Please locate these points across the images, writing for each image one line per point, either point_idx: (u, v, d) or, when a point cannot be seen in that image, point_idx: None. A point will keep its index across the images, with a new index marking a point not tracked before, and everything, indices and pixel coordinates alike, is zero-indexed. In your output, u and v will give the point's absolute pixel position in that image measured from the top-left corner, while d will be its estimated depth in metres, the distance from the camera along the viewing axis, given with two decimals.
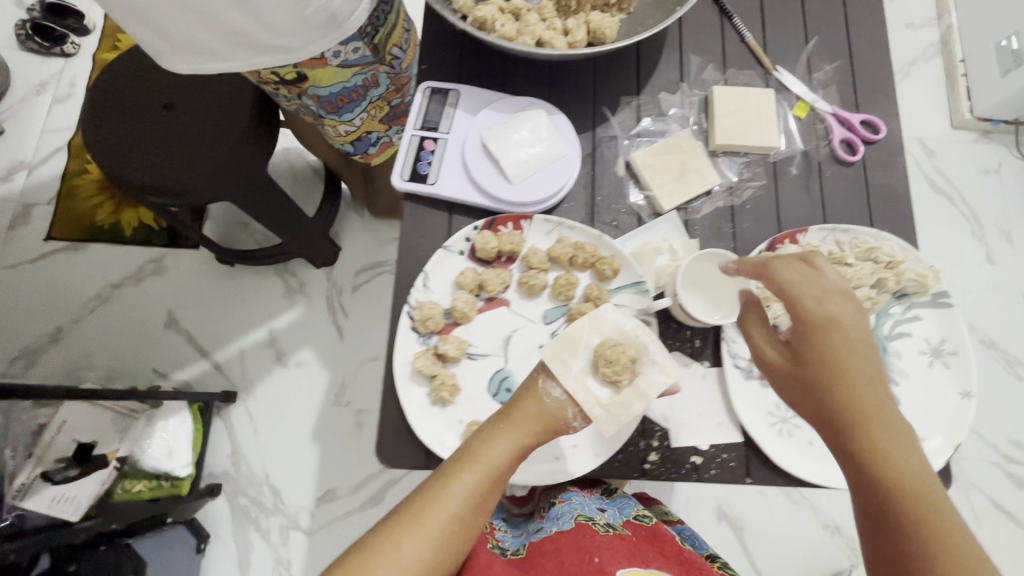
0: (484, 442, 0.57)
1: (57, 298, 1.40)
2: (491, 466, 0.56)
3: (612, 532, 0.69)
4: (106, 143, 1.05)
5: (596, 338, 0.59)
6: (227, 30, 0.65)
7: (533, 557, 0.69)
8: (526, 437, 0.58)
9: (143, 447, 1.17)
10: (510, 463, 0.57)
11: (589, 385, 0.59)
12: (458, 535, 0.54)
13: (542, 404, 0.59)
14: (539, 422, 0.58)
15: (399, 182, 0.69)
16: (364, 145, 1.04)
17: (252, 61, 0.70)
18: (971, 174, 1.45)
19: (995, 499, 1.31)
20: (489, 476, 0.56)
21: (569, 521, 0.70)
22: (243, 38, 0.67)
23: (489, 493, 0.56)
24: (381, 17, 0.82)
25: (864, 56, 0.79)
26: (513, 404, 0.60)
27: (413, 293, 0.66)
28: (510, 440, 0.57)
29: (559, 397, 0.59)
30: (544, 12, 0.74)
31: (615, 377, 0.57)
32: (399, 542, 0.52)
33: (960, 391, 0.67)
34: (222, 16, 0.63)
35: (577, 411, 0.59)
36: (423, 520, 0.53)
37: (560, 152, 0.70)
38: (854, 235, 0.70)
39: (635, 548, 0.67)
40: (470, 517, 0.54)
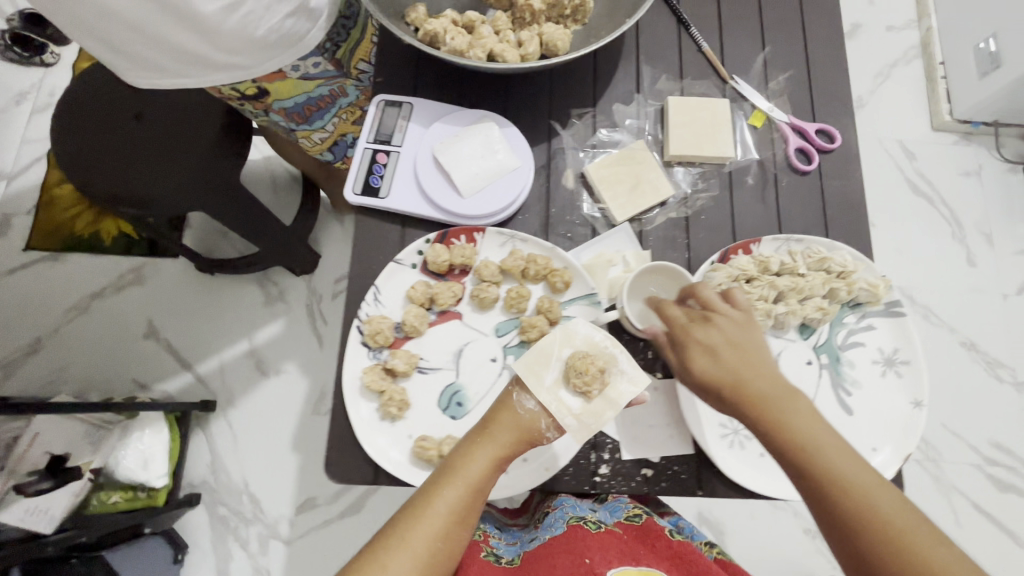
0: (462, 456, 0.56)
1: (37, 308, 1.39)
2: (470, 479, 0.55)
3: (602, 530, 0.69)
4: (75, 154, 1.02)
5: (568, 350, 0.58)
6: (179, 51, 0.64)
7: (527, 563, 0.70)
8: (505, 449, 0.57)
9: (118, 457, 1.15)
10: (491, 474, 0.56)
11: (563, 398, 0.56)
12: (444, 553, 0.52)
13: (517, 415, 0.57)
14: (514, 433, 0.56)
15: (352, 196, 0.69)
16: (342, 149, 1.03)
17: (208, 78, 0.69)
18: (951, 177, 1.42)
19: (980, 505, 1.25)
20: (471, 490, 0.54)
21: (562, 524, 0.70)
22: (197, 58, 0.66)
23: (472, 506, 0.55)
24: (341, 31, 0.80)
25: (821, 65, 0.79)
26: (489, 417, 0.58)
27: (363, 308, 0.66)
28: (488, 452, 0.56)
29: (532, 408, 0.57)
30: (498, 23, 0.74)
31: (585, 388, 0.55)
32: (385, 564, 0.50)
33: (912, 400, 0.67)
34: (174, 37, 0.63)
35: (550, 422, 0.57)
36: (408, 539, 0.51)
37: (512, 165, 0.70)
38: (807, 245, 0.70)
39: (626, 547, 0.68)
40: (454, 531, 0.53)
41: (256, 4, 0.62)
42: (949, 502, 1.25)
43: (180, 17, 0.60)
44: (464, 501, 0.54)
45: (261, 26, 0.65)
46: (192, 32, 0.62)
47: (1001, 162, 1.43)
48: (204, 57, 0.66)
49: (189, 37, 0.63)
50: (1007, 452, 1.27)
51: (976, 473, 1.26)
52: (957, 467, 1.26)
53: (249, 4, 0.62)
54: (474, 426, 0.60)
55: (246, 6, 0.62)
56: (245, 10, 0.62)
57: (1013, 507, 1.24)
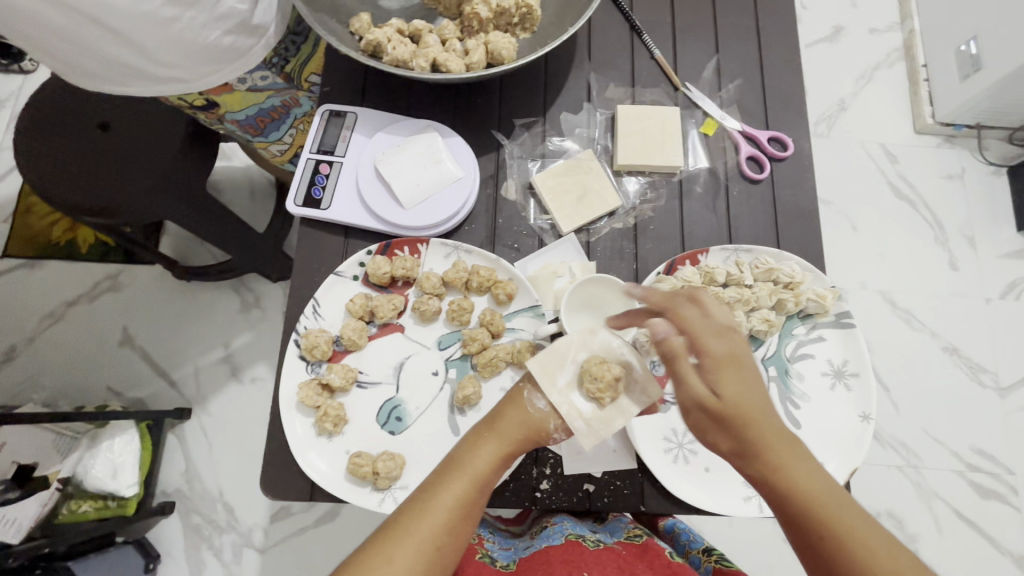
0: (468, 450, 0.54)
1: (12, 315, 1.38)
2: (476, 473, 0.52)
3: (601, 547, 0.68)
4: (35, 163, 0.98)
5: (584, 353, 0.54)
6: (115, 62, 0.62)
7: (525, 567, 0.67)
8: (512, 446, 0.54)
9: (87, 467, 1.11)
10: (497, 470, 0.54)
11: (577, 402, 0.53)
12: (449, 546, 0.50)
13: (527, 414, 0.54)
14: (525, 431, 0.54)
15: (293, 208, 0.69)
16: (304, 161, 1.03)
17: (151, 89, 0.67)
18: (934, 179, 1.40)
19: (961, 511, 1.23)
20: (476, 486, 0.52)
21: (560, 537, 0.70)
22: (133, 70, 0.63)
23: (477, 502, 0.52)
24: (291, 47, 0.77)
25: (777, 73, 0.78)
26: (498, 412, 0.55)
27: (302, 321, 0.65)
28: (493, 446, 0.54)
29: (542, 408, 0.54)
30: (444, 32, 0.73)
31: (599, 394, 0.52)
32: (390, 557, 0.48)
33: (860, 413, 0.66)
34: (106, 50, 0.60)
35: (559, 424, 0.54)
36: (415, 530, 0.49)
37: (454, 175, 0.69)
38: (755, 256, 0.69)
39: (625, 564, 0.66)
40: (460, 526, 0.51)
41: (192, 20, 0.61)
42: (930, 508, 1.23)
43: (112, 31, 0.58)
44: (471, 496, 0.52)
45: (201, 40, 0.63)
46: (126, 45, 0.60)
47: (983, 165, 1.41)
48: (144, 70, 0.64)
49: (121, 48, 0.60)
50: (988, 458, 1.25)
51: (958, 479, 1.24)
52: (938, 473, 1.25)
53: (185, 19, 0.60)
54: (483, 419, 0.57)
55: (182, 21, 0.60)
56: (179, 26, 0.60)
57: (993, 513, 1.23)
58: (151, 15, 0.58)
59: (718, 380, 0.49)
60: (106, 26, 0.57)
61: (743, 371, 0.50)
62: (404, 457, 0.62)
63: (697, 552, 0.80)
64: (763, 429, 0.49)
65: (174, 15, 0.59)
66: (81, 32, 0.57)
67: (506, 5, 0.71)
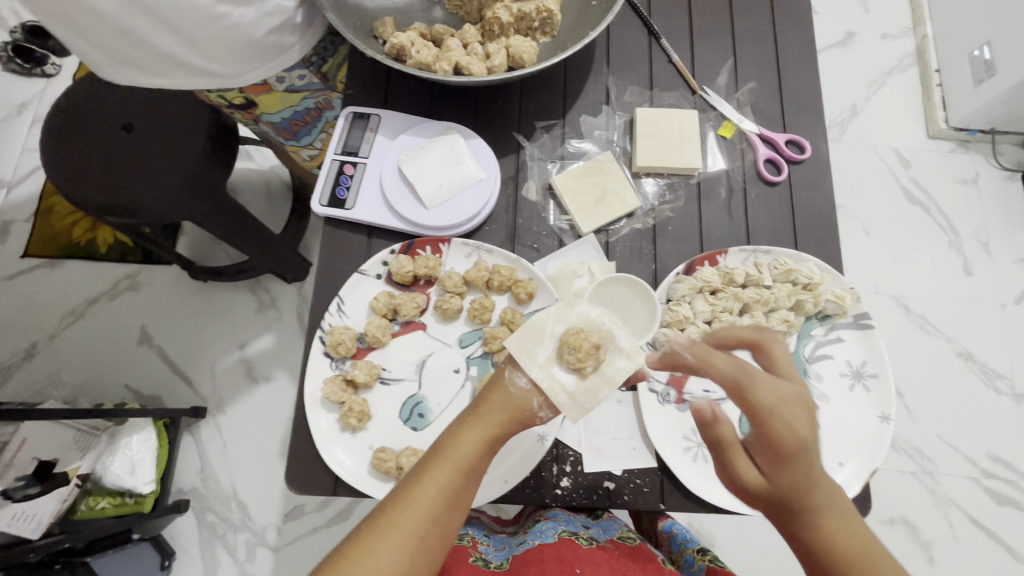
0: (452, 437, 0.51)
1: (33, 314, 1.40)
2: (460, 462, 0.50)
3: (594, 545, 0.69)
4: (65, 162, 1.00)
5: (562, 326, 0.53)
6: (160, 53, 0.63)
7: (518, 565, 0.67)
8: (496, 429, 0.52)
9: (106, 463, 1.13)
10: (483, 456, 0.51)
11: (558, 376, 0.51)
12: (434, 538, 0.49)
13: (508, 395, 0.52)
14: (510, 415, 0.52)
15: (318, 208, 0.70)
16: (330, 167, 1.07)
17: (189, 82, 0.68)
18: (947, 184, 1.40)
19: (975, 517, 1.22)
20: (462, 475, 0.50)
21: (553, 535, 0.70)
22: (175, 60, 0.64)
23: (463, 490, 0.51)
24: (329, 47, 0.78)
25: (794, 78, 0.79)
26: (481, 396, 0.53)
27: (327, 319, 0.67)
28: (478, 432, 0.51)
29: (524, 387, 0.52)
30: (466, 36, 0.74)
31: (580, 364, 0.50)
32: (374, 549, 0.47)
33: (879, 413, 0.66)
34: (149, 40, 0.61)
35: (542, 401, 0.52)
36: (398, 523, 0.48)
37: (476, 176, 0.70)
38: (774, 256, 0.70)
39: (617, 569, 0.65)
40: (445, 517, 0.49)
41: (241, 17, 0.62)
42: (945, 514, 1.22)
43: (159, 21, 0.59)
44: (456, 484, 0.50)
45: (245, 38, 0.64)
46: (175, 38, 0.62)
47: (997, 170, 1.41)
48: (184, 61, 0.64)
49: (169, 41, 0.61)
50: (1005, 465, 1.24)
51: (973, 486, 1.23)
52: (953, 479, 1.24)
53: (233, 17, 0.61)
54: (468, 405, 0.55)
55: (230, 19, 0.61)
56: (228, 23, 0.62)
57: (1009, 520, 1.22)
58: (200, 13, 0.59)
59: (772, 462, 0.47)
60: (156, 20, 0.59)
61: (808, 453, 0.47)
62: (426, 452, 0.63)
63: (691, 551, 0.80)
64: (816, 498, 0.46)
65: (224, 13, 0.61)
66: (129, 26, 0.59)
67: (527, 10, 0.72)
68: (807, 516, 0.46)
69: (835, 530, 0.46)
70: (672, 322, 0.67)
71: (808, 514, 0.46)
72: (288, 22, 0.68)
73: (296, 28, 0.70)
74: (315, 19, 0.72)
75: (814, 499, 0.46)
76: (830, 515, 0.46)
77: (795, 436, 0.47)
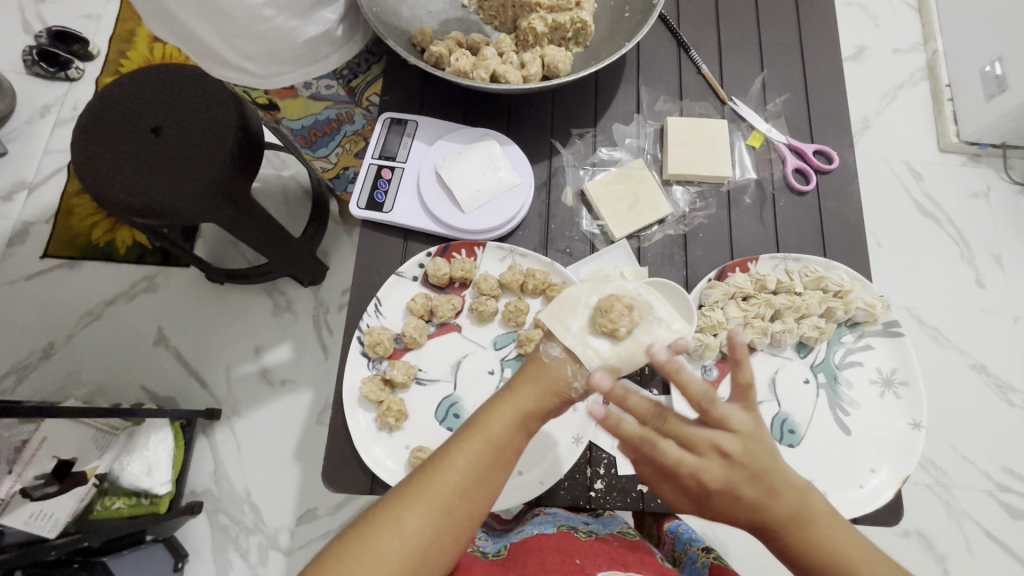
0: (486, 412, 0.51)
1: (50, 314, 1.38)
2: (492, 438, 0.50)
3: (593, 538, 0.66)
4: (94, 165, 0.99)
5: (596, 298, 0.54)
6: (202, 46, 0.66)
7: (515, 554, 0.64)
8: (530, 406, 0.51)
9: (123, 464, 1.11)
10: (516, 433, 0.51)
11: (591, 342, 0.51)
12: (460, 511, 0.48)
13: (542, 368, 0.52)
14: (546, 388, 0.51)
15: (356, 211, 0.71)
16: (344, 181, 1.05)
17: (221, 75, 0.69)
18: (960, 198, 1.41)
19: (990, 531, 1.22)
20: (493, 449, 0.50)
21: (552, 526, 0.67)
22: (210, 52, 0.65)
23: (493, 466, 0.50)
24: (362, 63, 0.80)
25: (818, 89, 0.80)
26: (516, 373, 0.54)
27: (365, 319, 0.68)
28: (511, 407, 0.51)
29: (557, 356, 0.52)
30: (502, 45, 0.75)
31: (612, 327, 0.51)
32: (399, 516, 0.47)
33: (910, 421, 0.67)
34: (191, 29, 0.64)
35: (576, 370, 0.51)
36: (424, 493, 0.48)
37: (512, 181, 0.72)
38: (804, 264, 0.71)
39: (617, 555, 0.63)
40: (473, 491, 0.49)
41: (285, 22, 0.64)
42: (959, 529, 1.22)
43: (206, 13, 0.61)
44: (486, 458, 0.49)
45: (286, 41, 0.66)
46: (218, 34, 0.64)
47: (1008, 184, 1.41)
48: (221, 56, 0.67)
49: (204, 29, 0.62)
50: (1018, 478, 1.24)
51: (987, 499, 1.23)
52: (968, 492, 1.23)
53: (276, 22, 0.63)
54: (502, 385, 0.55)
55: (275, 22, 0.63)
56: (271, 26, 0.63)
57: None
58: (249, 15, 0.61)
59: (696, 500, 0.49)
60: (203, 15, 0.61)
61: (720, 493, 0.48)
62: None
63: (695, 549, 0.79)
64: (768, 521, 0.48)
65: (272, 15, 0.62)
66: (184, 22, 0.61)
67: (561, 21, 0.73)
68: (768, 532, 0.49)
69: (803, 542, 0.48)
70: (706, 327, 0.68)
71: (763, 532, 0.49)
72: (330, 33, 0.70)
73: (338, 39, 0.72)
74: (356, 32, 0.74)
75: (763, 524, 0.48)
76: (799, 524, 0.48)
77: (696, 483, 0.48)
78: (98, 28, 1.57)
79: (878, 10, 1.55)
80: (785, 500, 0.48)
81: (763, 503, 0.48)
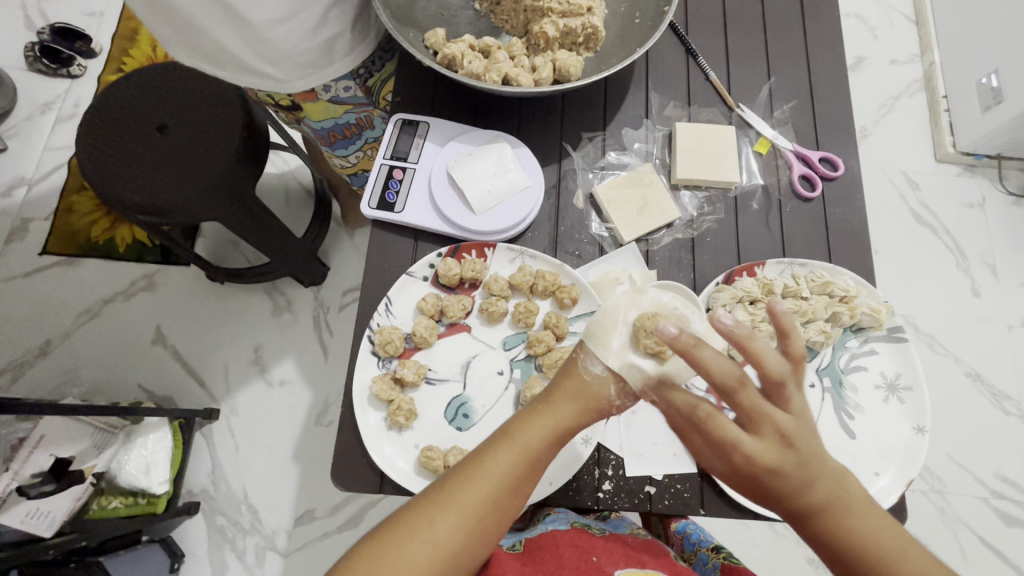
0: (522, 423, 0.53)
1: (47, 312, 1.37)
2: (528, 449, 0.51)
3: (607, 534, 0.68)
4: (98, 161, 0.98)
5: (635, 313, 0.55)
6: (234, 58, 0.68)
7: (533, 550, 0.63)
8: (568, 420, 0.53)
9: (121, 462, 1.09)
10: (551, 446, 0.52)
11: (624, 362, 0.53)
12: (492, 518, 0.50)
13: (583, 383, 0.53)
14: (583, 404, 0.53)
15: (367, 210, 0.72)
16: (363, 178, 1.06)
17: (238, 77, 0.71)
18: (955, 208, 1.42)
19: (984, 537, 1.22)
20: (527, 459, 0.51)
21: (566, 523, 0.67)
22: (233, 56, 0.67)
23: (526, 476, 0.51)
24: (377, 61, 0.80)
25: (822, 98, 0.82)
26: (553, 386, 0.55)
27: (375, 318, 0.68)
28: (549, 420, 0.53)
29: (599, 375, 0.53)
30: (513, 50, 0.76)
31: (659, 348, 0.52)
32: (432, 521, 0.48)
33: (915, 426, 0.68)
34: (212, 33, 0.65)
35: (618, 389, 0.53)
36: (457, 499, 0.49)
37: (523, 183, 0.72)
38: (811, 269, 0.72)
39: (631, 550, 0.65)
40: (505, 501, 0.50)
41: (302, 23, 0.64)
42: (954, 535, 1.22)
43: (227, 17, 0.62)
44: (520, 469, 0.50)
45: (304, 43, 0.66)
46: (243, 40, 0.65)
47: (1004, 195, 1.43)
48: (246, 62, 0.68)
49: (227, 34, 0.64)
50: (1011, 485, 1.25)
51: (981, 506, 1.24)
52: (963, 499, 1.24)
53: (294, 22, 0.63)
54: (537, 396, 0.56)
55: (290, 24, 0.63)
56: (288, 26, 0.63)
57: (1017, 540, 1.22)
58: (265, 17, 0.61)
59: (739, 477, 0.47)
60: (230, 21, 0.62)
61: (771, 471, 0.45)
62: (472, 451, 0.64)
63: (706, 549, 0.81)
64: (811, 501, 0.46)
65: (288, 16, 0.62)
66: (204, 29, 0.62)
67: (572, 26, 0.73)
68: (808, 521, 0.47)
69: (839, 530, 0.46)
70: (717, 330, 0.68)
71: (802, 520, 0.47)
72: (343, 33, 0.69)
73: (352, 39, 0.72)
74: (369, 31, 0.74)
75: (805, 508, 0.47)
76: (838, 514, 0.46)
77: (748, 459, 0.46)
78: (100, 25, 1.57)
79: (876, 22, 1.57)
80: (825, 486, 0.46)
81: (808, 490, 0.46)
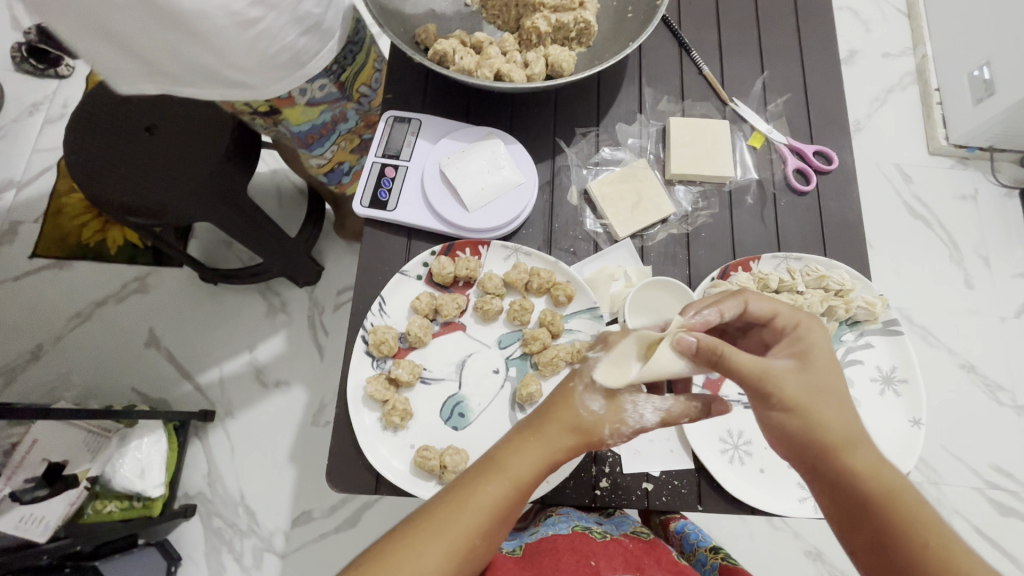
0: (511, 451, 0.54)
1: (39, 316, 1.36)
2: (517, 478, 0.53)
3: (609, 538, 0.66)
4: (85, 162, 0.96)
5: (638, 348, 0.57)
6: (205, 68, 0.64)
7: (531, 556, 0.63)
8: (557, 449, 0.54)
9: (115, 466, 1.07)
10: (539, 476, 0.54)
11: (659, 362, 0.54)
12: (481, 545, 0.51)
13: (577, 416, 0.55)
14: (577, 433, 0.55)
15: (359, 209, 0.71)
16: (337, 176, 1.03)
17: (219, 91, 0.69)
18: (949, 200, 1.43)
19: (980, 526, 1.23)
20: (516, 488, 0.53)
21: (567, 526, 0.67)
22: (213, 72, 0.65)
23: (514, 505, 0.53)
24: (350, 55, 0.82)
25: (816, 91, 0.81)
26: (546, 413, 0.56)
27: (369, 318, 0.68)
28: (539, 449, 0.54)
29: (596, 412, 0.55)
30: (505, 45, 0.75)
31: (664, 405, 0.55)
32: (421, 552, 0.49)
33: (911, 418, 0.68)
34: (183, 50, 0.61)
35: (612, 428, 0.55)
36: (447, 529, 0.50)
37: (516, 180, 0.72)
38: (806, 263, 0.71)
39: (631, 555, 0.65)
40: (493, 530, 0.52)
41: (277, 19, 0.63)
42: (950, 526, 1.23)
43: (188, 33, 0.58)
44: (508, 498, 0.52)
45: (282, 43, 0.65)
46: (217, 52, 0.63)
47: (996, 187, 1.44)
48: (223, 74, 0.66)
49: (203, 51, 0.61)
50: (1006, 476, 1.25)
51: (976, 496, 1.24)
52: (958, 490, 1.25)
53: (267, 21, 0.62)
54: (523, 419, 0.57)
55: (265, 22, 0.62)
56: (262, 26, 0.62)
57: (1012, 531, 1.22)
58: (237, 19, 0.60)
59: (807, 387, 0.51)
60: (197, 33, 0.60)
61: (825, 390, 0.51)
62: (468, 451, 0.64)
63: (704, 549, 0.81)
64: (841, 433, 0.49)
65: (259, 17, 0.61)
66: (178, 47, 0.60)
67: (565, 21, 0.73)
68: (873, 514, 0.48)
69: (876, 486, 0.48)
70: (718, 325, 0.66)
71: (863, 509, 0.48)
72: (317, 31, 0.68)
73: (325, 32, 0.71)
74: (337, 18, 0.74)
75: (882, 500, 0.47)
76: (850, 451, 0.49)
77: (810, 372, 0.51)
78: None
79: (868, 15, 1.57)
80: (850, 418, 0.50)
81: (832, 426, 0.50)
